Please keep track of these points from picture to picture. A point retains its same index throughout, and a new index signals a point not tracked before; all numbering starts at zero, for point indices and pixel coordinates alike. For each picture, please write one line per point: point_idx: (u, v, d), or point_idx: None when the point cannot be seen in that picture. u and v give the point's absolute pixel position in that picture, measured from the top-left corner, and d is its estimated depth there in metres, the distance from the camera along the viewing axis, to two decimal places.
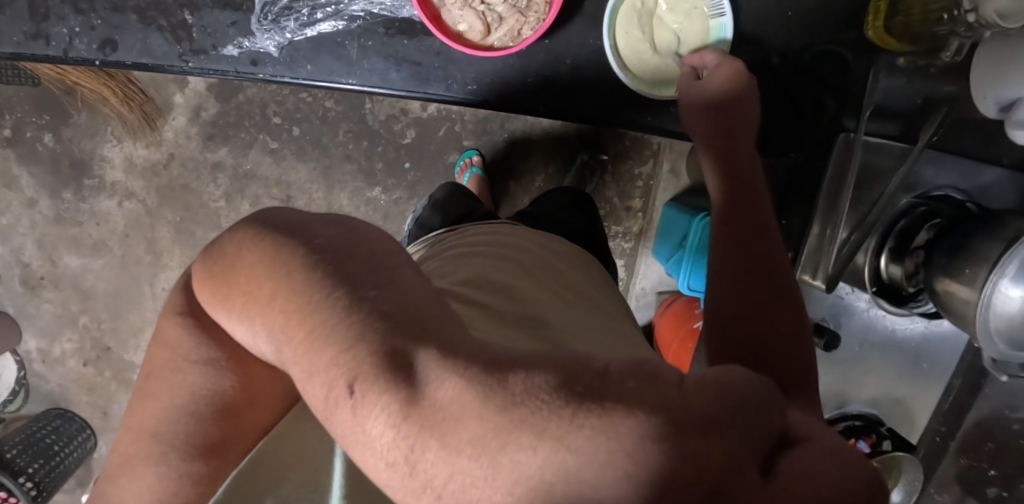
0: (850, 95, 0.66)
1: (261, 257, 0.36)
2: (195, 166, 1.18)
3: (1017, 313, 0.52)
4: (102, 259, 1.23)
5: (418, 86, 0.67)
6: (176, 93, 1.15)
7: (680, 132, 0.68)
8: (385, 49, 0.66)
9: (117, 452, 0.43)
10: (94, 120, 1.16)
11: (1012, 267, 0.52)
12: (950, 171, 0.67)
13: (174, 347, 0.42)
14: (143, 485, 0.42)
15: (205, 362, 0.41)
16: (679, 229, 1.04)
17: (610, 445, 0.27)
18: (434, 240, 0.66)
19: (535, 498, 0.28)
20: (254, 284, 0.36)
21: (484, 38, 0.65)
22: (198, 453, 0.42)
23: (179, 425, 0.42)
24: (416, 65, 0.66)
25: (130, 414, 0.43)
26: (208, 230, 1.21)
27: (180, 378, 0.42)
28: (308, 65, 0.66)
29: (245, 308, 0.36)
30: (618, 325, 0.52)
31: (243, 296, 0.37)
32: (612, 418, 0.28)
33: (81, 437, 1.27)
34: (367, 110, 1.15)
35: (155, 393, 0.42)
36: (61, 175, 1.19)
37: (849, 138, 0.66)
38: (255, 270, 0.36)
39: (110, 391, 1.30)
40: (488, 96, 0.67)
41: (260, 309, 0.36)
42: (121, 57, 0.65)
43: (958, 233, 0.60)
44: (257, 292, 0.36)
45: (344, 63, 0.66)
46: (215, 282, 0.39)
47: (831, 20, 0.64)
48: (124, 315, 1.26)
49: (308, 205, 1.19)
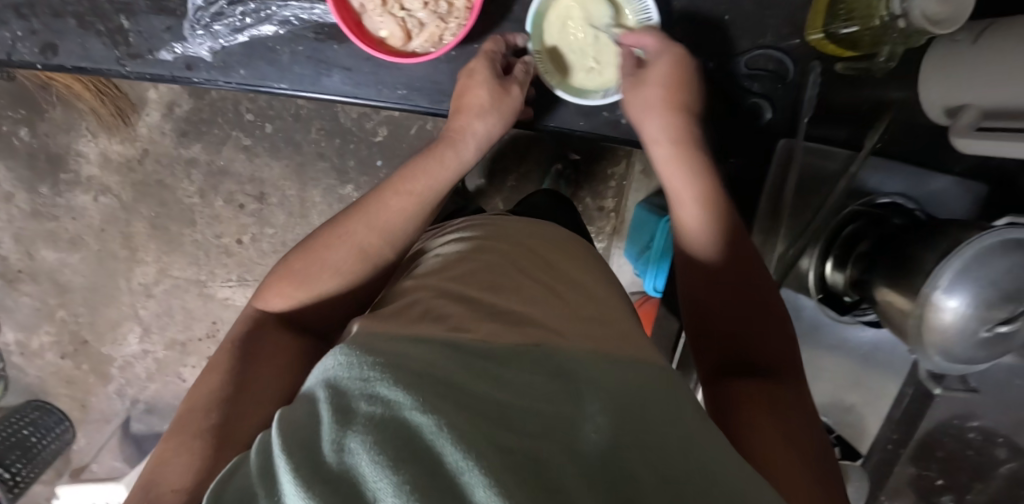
0: (783, 106, 0.66)
1: (310, 249, 0.60)
2: (170, 162, 1.18)
3: (950, 326, 0.53)
4: (79, 253, 1.23)
5: (349, 90, 0.68)
6: (150, 89, 1.14)
7: (616, 138, 0.72)
8: (316, 54, 0.67)
9: (151, 462, 0.47)
10: (68, 115, 1.14)
11: (944, 279, 0.53)
12: (899, 177, 0.69)
13: (207, 378, 0.53)
14: (169, 472, 0.46)
15: (238, 356, 0.55)
16: (647, 230, 1.05)
17: (470, 77, 0.66)
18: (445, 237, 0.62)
19: (469, 108, 0.65)
20: (298, 248, 0.61)
21: (405, 45, 0.65)
22: (204, 438, 0.48)
23: (212, 412, 0.50)
24: (347, 70, 0.68)
25: (170, 427, 0.49)
26: (183, 225, 1.21)
27: (211, 382, 0.53)
28: (241, 69, 0.67)
29: (298, 258, 0.60)
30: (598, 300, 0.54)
31: (295, 262, 0.60)
32: (463, 81, 0.66)
33: (58, 429, 1.28)
34: (339, 109, 1.15)
35: (186, 409, 0.51)
36: (37, 169, 1.17)
37: (790, 145, 0.66)
38: (295, 251, 0.61)
39: (89, 384, 1.32)
40: (418, 101, 0.69)
41: (333, 252, 0.59)
42: (61, 61, 0.66)
43: (901, 241, 0.61)
44: (302, 249, 0.61)
45: (276, 67, 0.67)
46: (265, 293, 0.60)
47: (768, 28, 0.65)
48: (101, 310, 1.27)
49: (282, 203, 1.20)
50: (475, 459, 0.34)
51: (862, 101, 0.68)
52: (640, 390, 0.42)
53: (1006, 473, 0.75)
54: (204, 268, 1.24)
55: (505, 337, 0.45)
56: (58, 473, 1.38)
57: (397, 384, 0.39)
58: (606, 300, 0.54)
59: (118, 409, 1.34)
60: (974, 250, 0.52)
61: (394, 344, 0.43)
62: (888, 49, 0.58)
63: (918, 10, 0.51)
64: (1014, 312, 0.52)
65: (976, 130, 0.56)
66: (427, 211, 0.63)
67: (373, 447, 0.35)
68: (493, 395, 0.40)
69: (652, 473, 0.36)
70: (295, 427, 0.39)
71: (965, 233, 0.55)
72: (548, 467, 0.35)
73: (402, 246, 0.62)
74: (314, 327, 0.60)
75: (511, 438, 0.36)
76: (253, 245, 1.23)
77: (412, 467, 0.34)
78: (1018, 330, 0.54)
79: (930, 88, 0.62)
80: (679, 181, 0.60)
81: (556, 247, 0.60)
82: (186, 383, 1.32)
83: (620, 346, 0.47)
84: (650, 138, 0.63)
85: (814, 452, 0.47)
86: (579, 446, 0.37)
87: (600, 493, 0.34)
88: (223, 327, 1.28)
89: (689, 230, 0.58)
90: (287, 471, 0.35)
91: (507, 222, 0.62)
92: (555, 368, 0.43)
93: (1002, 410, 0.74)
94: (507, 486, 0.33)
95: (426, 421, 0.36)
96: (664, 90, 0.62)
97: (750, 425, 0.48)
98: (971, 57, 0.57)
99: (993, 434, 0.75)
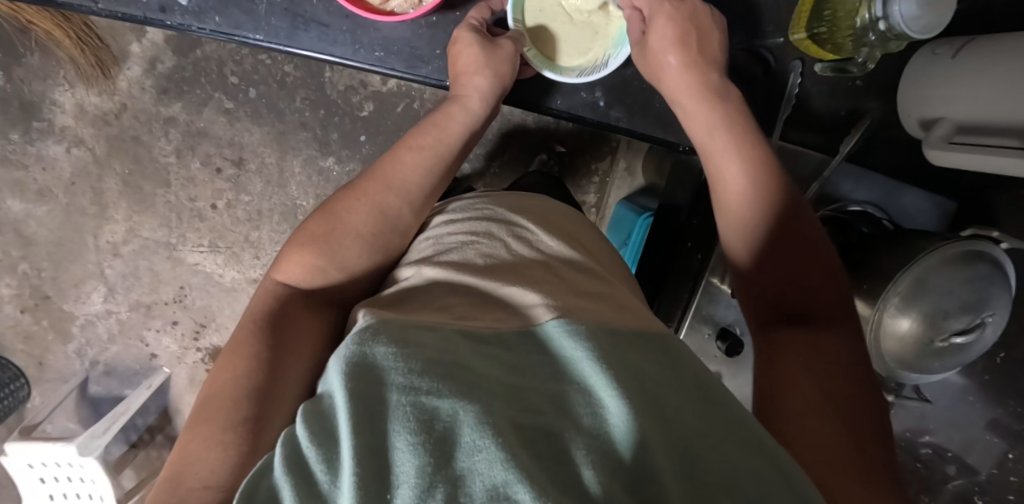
0: (760, 106, 0.69)
1: (331, 215, 0.59)
2: (148, 119, 1.15)
3: (903, 333, 0.56)
4: (47, 206, 1.19)
5: (323, 47, 0.69)
6: (133, 42, 1.11)
7: (589, 120, 0.72)
8: (293, 8, 0.68)
9: (175, 454, 0.48)
10: (46, 63, 1.11)
11: (903, 286, 0.56)
12: (871, 187, 0.72)
13: (231, 368, 0.51)
14: (206, 468, 0.46)
15: (261, 338, 0.53)
16: (625, 228, 1.05)
17: (461, 41, 0.66)
18: (451, 219, 0.61)
19: (466, 77, 0.66)
20: (310, 222, 0.60)
21: (383, 4, 0.66)
22: (238, 428, 0.48)
23: (242, 404, 0.49)
24: (324, 27, 0.68)
25: (197, 419, 0.49)
26: (157, 186, 1.18)
27: (235, 368, 0.51)
28: (216, 16, 0.68)
29: (311, 229, 0.59)
30: (599, 279, 0.54)
31: (307, 235, 0.59)
32: (455, 47, 0.66)
33: (11, 387, 1.24)
34: (326, 79, 1.14)
35: (215, 402, 0.50)
36: (9, 115, 1.13)
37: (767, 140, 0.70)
38: (307, 224, 0.60)
39: (48, 342, 1.28)
40: (393, 64, 0.70)
41: (353, 218, 0.59)
42: None
43: (861, 249, 0.63)
44: (315, 220, 0.59)
45: (251, 18, 0.68)
46: (281, 266, 0.58)
47: (749, 27, 0.68)
48: (66, 265, 1.23)
49: (260, 170, 1.18)
50: (495, 436, 0.35)
51: (840, 107, 0.69)
52: (643, 364, 0.43)
53: (954, 489, 0.75)
54: (175, 231, 1.21)
55: (510, 321, 0.47)
56: (9, 430, 1.33)
57: (413, 371, 0.39)
58: (604, 276, 0.56)
59: (76, 369, 1.30)
60: (939, 259, 0.55)
61: (407, 329, 0.43)
62: (867, 51, 0.61)
63: (896, 12, 0.53)
64: (969, 323, 0.55)
65: (948, 143, 0.57)
66: (440, 164, 0.65)
67: (400, 431, 0.36)
68: (503, 378, 0.41)
69: (663, 445, 0.38)
70: (320, 417, 0.39)
71: (927, 242, 0.58)
72: (563, 445, 0.37)
73: (415, 205, 0.62)
74: (336, 298, 0.58)
75: (526, 416, 0.38)
76: (228, 211, 1.20)
77: (434, 448, 0.35)
78: (971, 343, 0.57)
79: (907, 100, 0.64)
80: (705, 123, 0.62)
81: (551, 222, 0.61)
82: (148, 348, 1.29)
83: (619, 317, 0.48)
84: (673, 86, 0.64)
85: (871, 417, 0.48)
86: (590, 428, 0.38)
87: (618, 470, 0.36)
88: (190, 294, 1.25)
89: (728, 170, 0.60)
90: (318, 461, 0.36)
91: (511, 200, 0.63)
92: (559, 347, 0.44)
93: (956, 428, 0.74)
94: (528, 462, 0.35)
95: (443, 405, 0.37)
96: (676, 36, 0.64)
97: (795, 392, 0.49)
98: (949, 71, 0.58)
99: (942, 449, 0.75)
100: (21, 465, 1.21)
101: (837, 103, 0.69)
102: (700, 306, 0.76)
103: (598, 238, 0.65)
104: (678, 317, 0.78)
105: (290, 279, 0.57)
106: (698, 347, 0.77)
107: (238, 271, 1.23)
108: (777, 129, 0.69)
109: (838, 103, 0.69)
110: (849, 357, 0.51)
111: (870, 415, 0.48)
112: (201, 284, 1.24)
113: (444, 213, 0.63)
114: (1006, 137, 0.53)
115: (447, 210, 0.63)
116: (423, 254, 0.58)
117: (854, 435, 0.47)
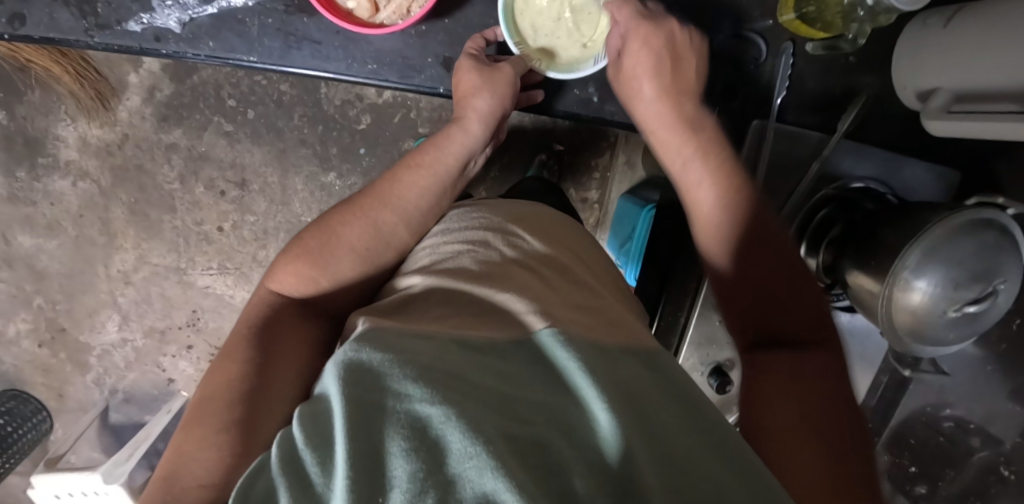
0: (755, 92, 0.70)
1: (326, 229, 0.60)
2: (149, 147, 1.16)
3: (917, 305, 0.55)
4: (57, 240, 1.20)
5: (318, 64, 0.69)
6: (130, 72, 1.12)
7: (585, 117, 0.73)
8: (284, 27, 0.68)
9: (170, 455, 0.47)
10: (47, 98, 1.12)
11: (912, 259, 0.56)
12: (871, 163, 0.72)
13: (226, 373, 0.51)
14: (197, 469, 0.45)
15: (254, 344, 0.53)
16: (629, 221, 1.03)
17: (463, 67, 0.67)
18: (445, 232, 0.61)
19: (470, 100, 0.66)
20: (307, 235, 0.60)
21: (372, 16, 0.68)
22: (229, 432, 0.48)
23: (235, 406, 0.49)
24: (317, 44, 0.69)
25: (191, 420, 0.49)
26: (163, 212, 1.19)
27: (228, 371, 0.51)
28: (209, 41, 0.69)
29: (307, 242, 0.59)
30: (593, 293, 0.54)
31: (303, 247, 0.59)
32: (457, 71, 0.67)
33: (34, 419, 1.26)
34: (323, 95, 1.14)
35: (206, 407, 0.50)
36: (13, 152, 1.14)
37: (762, 126, 0.69)
38: (303, 237, 0.60)
39: (66, 374, 1.29)
40: (387, 75, 0.70)
41: (348, 232, 0.60)
42: (28, 32, 0.67)
43: (867, 225, 0.65)
44: (312, 233, 0.60)
45: (244, 40, 0.69)
46: (275, 276, 0.58)
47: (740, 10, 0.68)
48: (79, 297, 1.24)
49: (263, 190, 1.19)
50: (485, 443, 0.35)
51: (834, 86, 0.70)
52: (634, 382, 0.44)
53: (978, 461, 0.74)
54: (184, 256, 1.22)
55: (506, 331, 0.47)
56: (34, 462, 1.34)
57: (408, 377, 0.39)
58: (595, 288, 0.56)
59: (96, 399, 1.32)
60: (945, 231, 0.55)
61: (404, 339, 0.43)
62: (857, 27, 0.62)
63: None
64: (981, 293, 0.55)
65: (947, 113, 0.57)
66: (439, 180, 0.66)
67: (395, 438, 0.36)
68: (497, 387, 0.41)
69: (653, 459, 0.38)
70: (316, 419, 0.39)
71: (933, 215, 0.58)
72: (553, 457, 0.37)
73: (412, 220, 0.63)
74: (327, 309, 0.59)
75: (518, 427, 0.38)
76: (234, 232, 1.21)
77: (426, 455, 0.35)
78: (984, 312, 0.56)
79: (903, 72, 0.64)
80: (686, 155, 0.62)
81: (545, 232, 0.61)
82: (166, 373, 1.30)
83: (609, 333, 0.49)
84: (647, 115, 0.65)
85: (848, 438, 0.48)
86: (579, 441, 0.38)
87: (607, 483, 0.36)
88: (203, 317, 1.26)
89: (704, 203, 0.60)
90: (312, 463, 0.36)
91: (507, 210, 0.63)
92: (553, 357, 0.44)
93: (974, 397, 0.75)
94: (517, 470, 0.34)
95: (435, 411, 0.37)
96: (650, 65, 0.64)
97: (775, 416, 0.49)
98: (944, 41, 0.58)
99: (964, 421, 0.75)
100: (47, 496, 1.23)
101: (830, 82, 0.70)
102: (707, 295, 0.76)
103: (589, 240, 0.66)
104: (687, 307, 0.79)
105: (285, 291, 0.58)
106: (710, 334, 0.77)
107: (248, 291, 1.25)
108: (773, 112, 0.69)
109: (831, 81, 0.70)
110: (831, 382, 0.51)
111: (847, 433, 0.48)
112: (212, 307, 1.26)
113: (438, 223, 0.64)
114: (1005, 102, 0.53)
115: (443, 219, 0.64)
116: (416, 268, 0.58)
117: (836, 452, 0.47)
